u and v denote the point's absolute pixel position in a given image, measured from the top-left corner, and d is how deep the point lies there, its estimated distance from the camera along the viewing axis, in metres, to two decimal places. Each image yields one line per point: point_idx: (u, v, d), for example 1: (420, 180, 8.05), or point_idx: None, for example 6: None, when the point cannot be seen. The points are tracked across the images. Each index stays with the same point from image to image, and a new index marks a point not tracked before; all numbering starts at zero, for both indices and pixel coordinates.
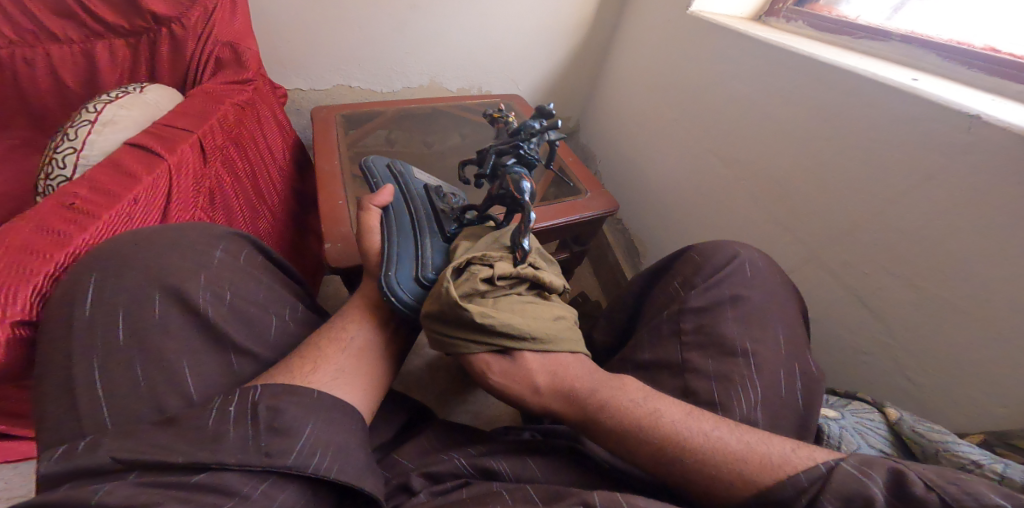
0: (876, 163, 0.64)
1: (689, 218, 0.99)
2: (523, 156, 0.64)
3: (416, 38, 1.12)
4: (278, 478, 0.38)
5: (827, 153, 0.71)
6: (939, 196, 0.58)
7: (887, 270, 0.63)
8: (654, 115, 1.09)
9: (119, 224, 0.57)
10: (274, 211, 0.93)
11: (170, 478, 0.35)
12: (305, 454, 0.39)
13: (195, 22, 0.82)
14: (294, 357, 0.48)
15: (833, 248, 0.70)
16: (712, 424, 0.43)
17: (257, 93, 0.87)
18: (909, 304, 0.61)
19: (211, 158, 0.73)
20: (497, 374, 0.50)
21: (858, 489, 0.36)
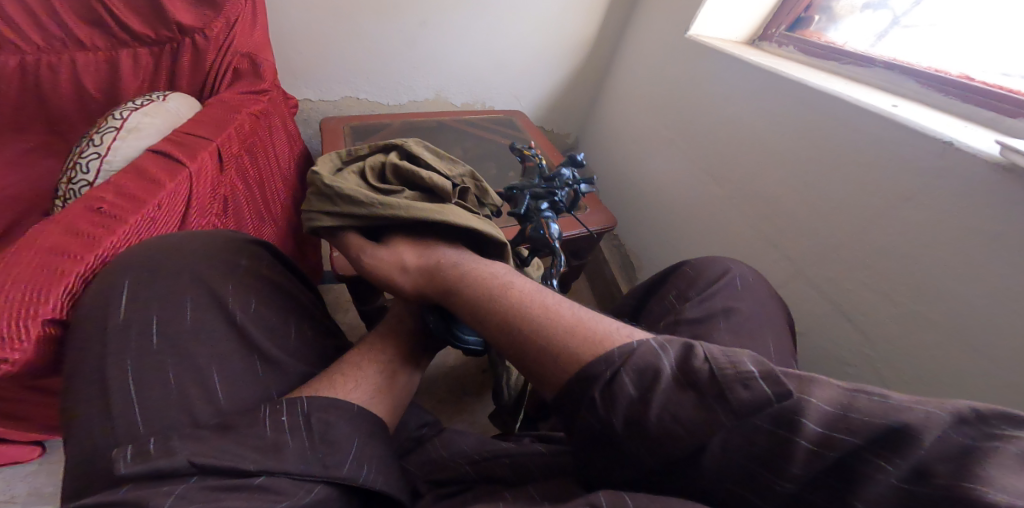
0: (859, 183, 0.68)
1: (682, 233, 1.02)
2: (555, 201, 0.66)
3: (424, 53, 1.16)
4: (330, 485, 0.42)
5: (814, 173, 0.75)
6: (916, 216, 0.61)
7: (868, 285, 0.67)
8: (651, 132, 1.13)
9: (142, 229, 0.59)
10: (279, 219, 0.96)
11: (234, 482, 0.38)
12: (355, 466, 0.43)
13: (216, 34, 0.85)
14: (334, 372, 0.50)
15: (819, 264, 0.74)
16: (629, 327, 0.41)
17: (272, 104, 0.90)
18: (890, 318, 0.64)
19: (227, 167, 0.76)
20: (371, 253, 0.54)
21: (785, 405, 0.31)
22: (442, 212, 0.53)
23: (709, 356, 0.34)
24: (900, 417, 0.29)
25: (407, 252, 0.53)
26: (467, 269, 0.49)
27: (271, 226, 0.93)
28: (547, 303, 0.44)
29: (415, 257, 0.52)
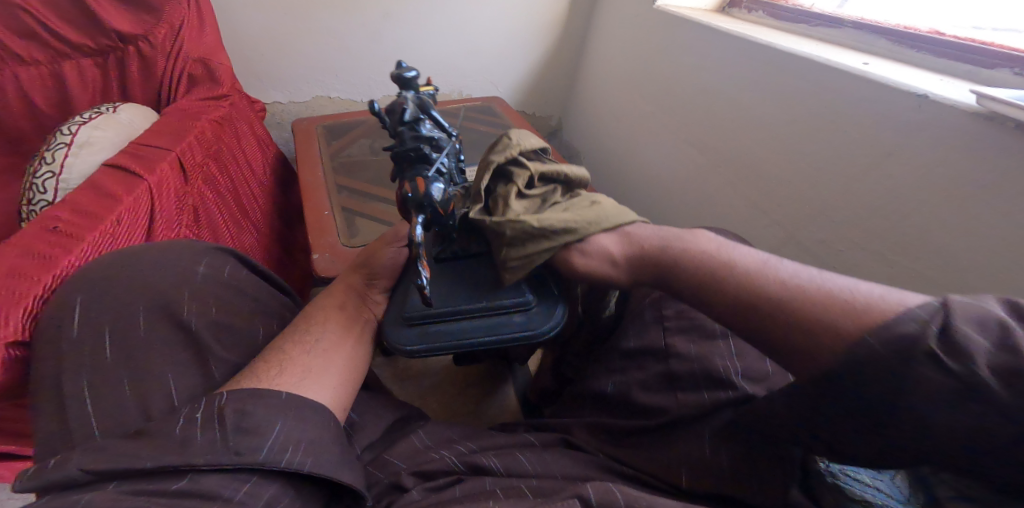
0: (840, 144, 0.66)
1: (670, 209, 1.00)
2: (394, 150, 0.56)
3: (391, 46, 1.13)
4: (256, 477, 0.39)
5: (794, 137, 0.73)
6: (900, 171, 0.59)
7: (859, 247, 0.65)
8: (629, 110, 1.11)
9: (102, 244, 0.58)
10: (259, 223, 0.95)
11: (152, 487, 0.36)
12: (275, 449, 0.40)
13: (163, 40, 0.83)
14: (259, 362, 0.47)
15: (807, 229, 0.72)
16: (799, 273, 0.39)
17: (235, 108, 0.88)
18: (883, 278, 0.63)
19: (192, 175, 0.74)
20: (580, 259, 0.50)
21: (981, 311, 0.30)
22: (619, 213, 0.52)
23: (968, 305, 0.31)
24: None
25: (614, 247, 0.50)
26: (676, 251, 0.45)
27: (253, 231, 0.92)
28: (788, 280, 0.39)
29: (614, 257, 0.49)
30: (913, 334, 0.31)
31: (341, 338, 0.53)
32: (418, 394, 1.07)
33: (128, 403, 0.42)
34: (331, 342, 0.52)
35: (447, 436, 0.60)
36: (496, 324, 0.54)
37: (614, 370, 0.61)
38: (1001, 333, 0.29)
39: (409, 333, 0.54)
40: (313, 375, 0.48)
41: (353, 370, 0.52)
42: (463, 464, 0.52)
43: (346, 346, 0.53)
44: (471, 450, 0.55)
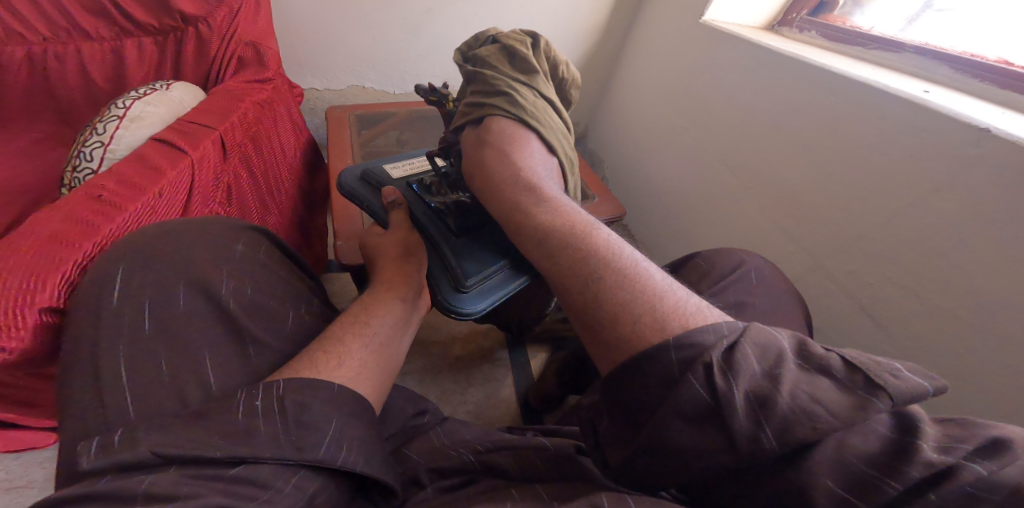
0: (883, 173, 0.65)
1: (694, 224, 1.00)
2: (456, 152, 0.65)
3: (429, 41, 1.14)
4: (308, 471, 0.40)
5: (834, 162, 0.72)
6: (946, 208, 0.58)
7: (891, 280, 0.64)
8: (662, 121, 1.11)
9: (141, 217, 0.59)
10: (285, 207, 0.96)
11: (208, 472, 0.37)
12: (332, 448, 0.41)
13: (218, 22, 0.84)
14: (317, 351, 0.48)
15: (836, 257, 0.71)
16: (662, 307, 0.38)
17: (277, 92, 0.89)
18: (912, 313, 0.62)
19: (231, 155, 0.75)
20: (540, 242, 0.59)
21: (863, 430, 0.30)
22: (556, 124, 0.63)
23: (766, 333, 0.34)
24: (966, 442, 0.29)
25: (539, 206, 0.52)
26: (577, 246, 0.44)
27: (278, 214, 0.93)
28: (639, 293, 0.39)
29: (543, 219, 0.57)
30: (702, 346, 0.34)
31: (394, 333, 0.55)
32: (421, 386, 1.08)
33: (165, 378, 0.43)
34: (385, 337, 0.53)
35: (463, 434, 0.60)
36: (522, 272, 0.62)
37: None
38: (777, 364, 0.33)
39: (473, 296, 0.59)
40: (366, 369, 0.49)
41: (396, 367, 0.53)
42: (478, 463, 0.52)
43: (395, 344, 0.54)
44: (485, 449, 0.55)
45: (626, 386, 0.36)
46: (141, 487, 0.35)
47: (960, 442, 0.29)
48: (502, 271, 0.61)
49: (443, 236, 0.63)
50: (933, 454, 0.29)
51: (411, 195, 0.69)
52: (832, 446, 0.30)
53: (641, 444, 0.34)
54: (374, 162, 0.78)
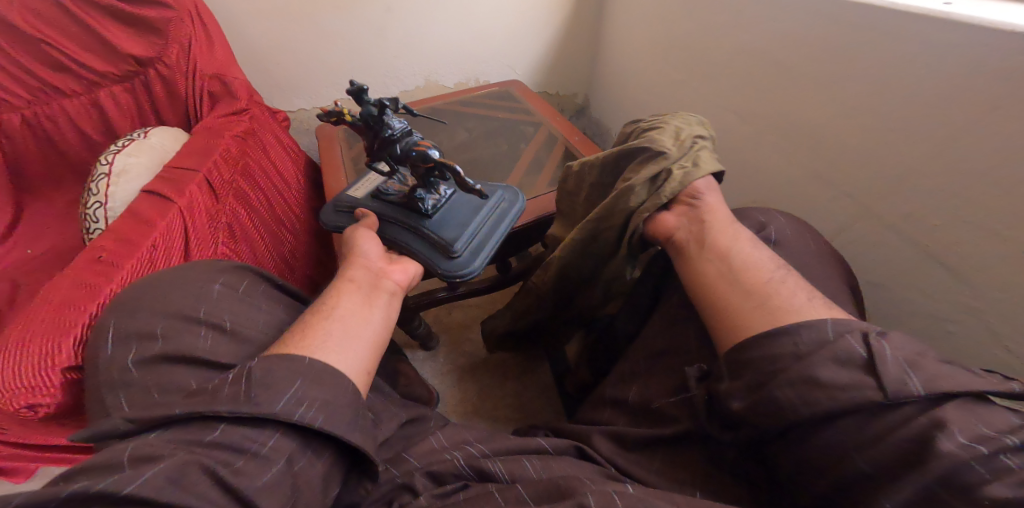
0: (928, 102, 0.63)
1: (734, 181, 0.98)
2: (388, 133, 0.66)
3: (398, 39, 1.11)
4: (282, 433, 0.42)
5: (873, 96, 0.69)
6: (1007, 130, 0.56)
7: (960, 219, 0.63)
8: (670, 81, 1.08)
9: (142, 270, 0.61)
10: (297, 236, 0.95)
11: (166, 452, 0.37)
12: (292, 403, 0.43)
13: (175, 60, 0.86)
14: (287, 335, 0.50)
15: (885, 199, 0.71)
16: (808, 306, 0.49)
17: (256, 120, 0.90)
18: (992, 253, 0.61)
19: (222, 194, 0.76)
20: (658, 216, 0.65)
21: (970, 427, 0.36)
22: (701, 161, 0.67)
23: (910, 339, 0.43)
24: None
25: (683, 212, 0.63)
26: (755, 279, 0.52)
27: (291, 242, 0.93)
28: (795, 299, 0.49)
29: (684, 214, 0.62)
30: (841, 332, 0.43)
31: (360, 306, 0.55)
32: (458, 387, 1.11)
33: None
34: (351, 309, 0.54)
35: (463, 436, 0.60)
36: (502, 197, 0.77)
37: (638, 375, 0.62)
38: (918, 353, 0.41)
39: (468, 256, 0.68)
40: (346, 338, 0.51)
41: (377, 341, 0.54)
42: (471, 468, 0.52)
43: (361, 314, 0.54)
44: (482, 453, 0.55)
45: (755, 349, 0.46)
46: (101, 486, 0.34)
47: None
48: (484, 218, 0.73)
49: (421, 220, 0.70)
50: (984, 447, 0.35)
51: (376, 207, 0.74)
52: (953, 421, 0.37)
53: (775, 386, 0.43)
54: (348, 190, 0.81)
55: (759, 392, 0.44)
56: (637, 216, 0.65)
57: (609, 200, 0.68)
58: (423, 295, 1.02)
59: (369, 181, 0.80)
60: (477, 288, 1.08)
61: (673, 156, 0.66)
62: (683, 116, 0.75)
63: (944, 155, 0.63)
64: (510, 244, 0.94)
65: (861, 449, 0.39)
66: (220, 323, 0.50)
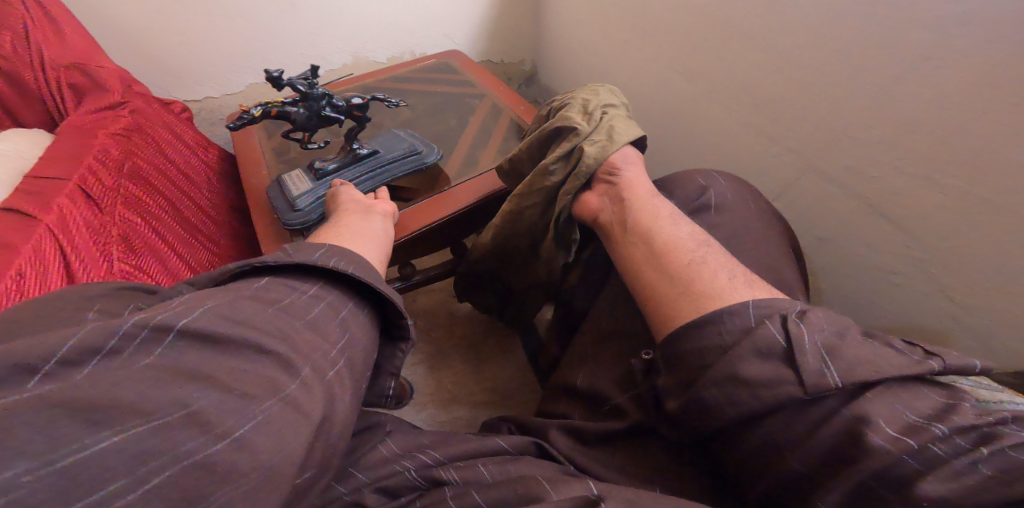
0: (876, 49, 0.59)
1: (683, 147, 0.94)
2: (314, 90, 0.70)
3: (313, 12, 0.99)
4: (321, 285, 0.47)
5: (820, 45, 0.65)
6: (952, 76, 0.54)
7: (902, 171, 0.61)
8: (616, 42, 1.01)
9: (12, 298, 0.50)
10: (218, 241, 0.84)
11: (173, 304, 0.38)
12: (326, 256, 0.49)
13: (13, 49, 0.71)
14: None
15: (833, 156, 0.68)
16: (746, 290, 0.50)
17: (138, 113, 0.78)
18: (936, 206, 0.59)
19: (106, 203, 0.65)
20: (591, 206, 0.67)
21: (894, 415, 0.39)
22: (614, 134, 0.69)
23: (834, 316, 0.47)
24: (961, 418, 0.38)
25: (603, 193, 0.67)
26: (685, 259, 0.54)
27: (213, 246, 0.82)
28: (726, 284, 0.51)
29: (609, 196, 0.66)
30: (771, 312, 0.46)
31: (361, 222, 0.65)
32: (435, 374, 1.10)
33: None
34: (349, 225, 0.64)
35: (417, 442, 0.61)
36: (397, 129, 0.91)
37: (591, 367, 0.65)
38: (841, 332, 0.45)
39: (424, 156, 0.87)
40: (355, 237, 0.61)
41: (383, 240, 0.65)
42: (422, 479, 0.54)
43: (357, 226, 0.64)
44: (435, 460, 0.57)
45: (691, 342, 0.49)
46: (113, 342, 0.33)
47: (958, 417, 0.38)
48: (400, 132, 0.90)
49: (374, 160, 0.82)
50: (911, 439, 0.37)
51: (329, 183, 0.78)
52: (876, 407, 0.39)
53: (704, 381, 0.46)
54: (276, 198, 0.78)
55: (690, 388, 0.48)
56: (562, 194, 0.70)
57: (530, 179, 0.73)
58: None
59: (290, 176, 0.80)
60: (435, 274, 0.99)
61: (586, 132, 0.70)
62: (594, 88, 0.78)
63: (887, 104, 0.60)
64: (458, 230, 0.87)
65: (789, 449, 0.42)
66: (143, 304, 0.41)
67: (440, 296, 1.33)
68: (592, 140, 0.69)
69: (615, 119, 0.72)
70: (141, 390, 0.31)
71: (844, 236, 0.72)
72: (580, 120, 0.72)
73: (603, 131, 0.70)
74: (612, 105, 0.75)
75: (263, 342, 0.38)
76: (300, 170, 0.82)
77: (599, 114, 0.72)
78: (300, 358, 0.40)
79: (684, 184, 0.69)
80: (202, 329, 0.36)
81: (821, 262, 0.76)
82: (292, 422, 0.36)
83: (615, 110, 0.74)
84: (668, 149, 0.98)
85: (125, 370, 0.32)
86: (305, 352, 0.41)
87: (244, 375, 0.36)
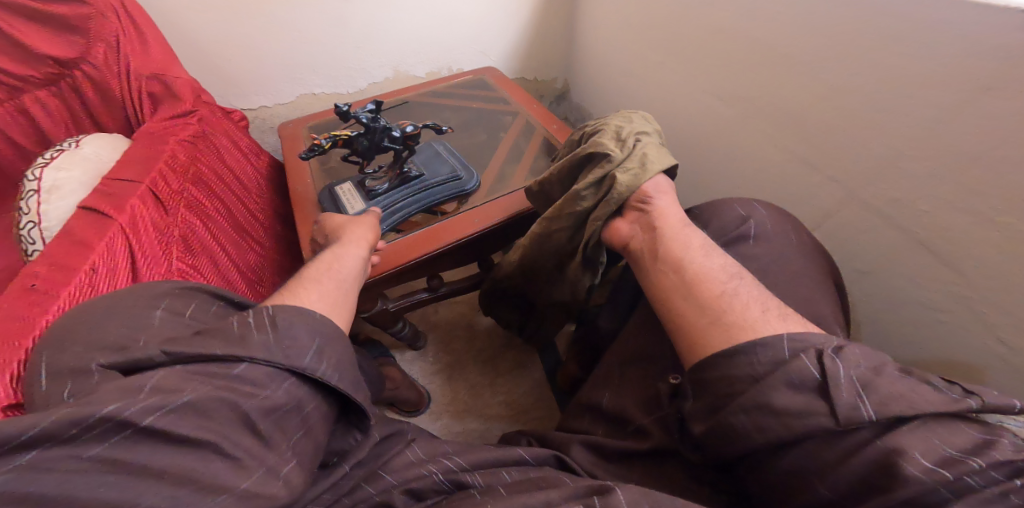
0: (923, 83, 0.60)
1: (720, 170, 0.96)
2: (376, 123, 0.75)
3: (362, 29, 1.04)
4: (295, 382, 0.48)
5: (863, 76, 0.66)
6: (1004, 113, 0.54)
7: (950, 206, 0.62)
8: (653, 64, 1.04)
9: (84, 294, 0.54)
10: (264, 244, 0.89)
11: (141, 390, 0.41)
12: (316, 361, 0.49)
13: (102, 59, 0.78)
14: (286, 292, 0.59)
15: (877, 187, 0.69)
16: (777, 322, 0.51)
17: (205, 122, 0.83)
18: (987, 242, 0.60)
19: (172, 206, 0.70)
20: (623, 233, 0.68)
21: (929, 448, 0.40)
22: (648, 163, 0.70)
23: (869, 351, 0.48)
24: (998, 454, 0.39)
25: (636, 222, 0.68)
26: (716, 290, 0.55)
27: (258, 249, 0.87)
28: (756, 316, 0.52)
29: (642, 225, 0.66)
30: (807, 345, 0.47)
31: (352, 265, 0.66)
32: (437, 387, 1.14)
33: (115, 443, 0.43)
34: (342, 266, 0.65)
35: (440, 449, 0.63)
36: (435, 145, 0.95)
37: (615, 387, 0.66)
38: (877, 368, 0.46)
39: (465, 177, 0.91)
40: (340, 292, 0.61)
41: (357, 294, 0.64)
42: (449, 482, 0.57)
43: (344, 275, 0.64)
44: (458, 467, 0.59)
45: (723, 369, 0.50)
46: (75, 430, 0.37)
47: (994, 453, 0.39)
48: (445, 152, 0.93)
49: (420, 181, 0.86)
50: (946, 471, 0.38)
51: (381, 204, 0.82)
52: (910, 441, 0.40)
53: (736, 407, 0.48)
54: (330, 214, 0.83)
55: (721, 411, 0.49)
56: (593, 220, 0.71)
57: (561, 203, 0.75)
58: (405, 296, 0.96)
59: (342, 192, 0.85)
60: (463, 284, 1.02)
61: (620, 160, 0.71)
62: (626, 117, 0.80)
63: (935, 138, 0.61)
64: (491, 244, 0.89)
65: (821, 476, 0.43)
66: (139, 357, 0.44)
67: (466, 305, 1.36)
68: (625, 168, 0.70)
69: (648, 147, 0.73)
70: (91, 491, 0.36)
71: (884, 268, 0.73)
72: (613, 146, 0.73)
73: (636, 160, 0.71)
74: (645, 133, 0.76)
75: (222, 435, 0.42)
76: (349, 185, 0.87)
77: (632, 142, 0.73)
78: (252, 460, 0.42)
79: (720, 212, 0.70)
80: (164, 428, 0.39)
81: (857, 286, 0.78)
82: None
83: (648, 138, 0.75)
84: (705, 169, 1.00)
85: (77, 463, 0.37)
86: (260, 454, 0.43)
87: (193, 476, 0.39)
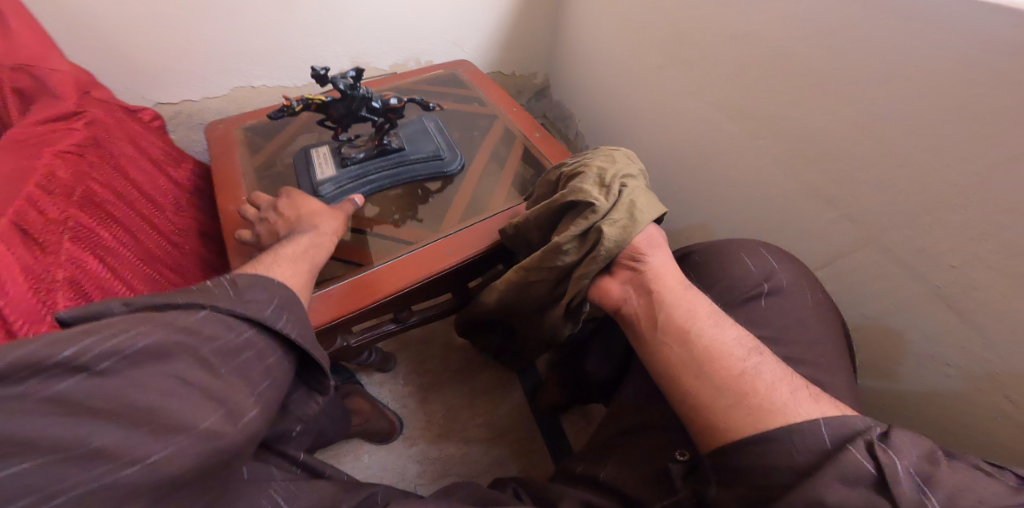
0: (972, 123, 0.53)
1: (716, 191, 0.89)
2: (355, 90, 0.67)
3: (314, 13, 0.89)
4: (260, 331, 0.48)
5: (900, 106, 0.59)
6: None
7: (983, 262, 0.56)
8: (651, 69, 0.94)
9: None
10: (192, 273, 0.73)
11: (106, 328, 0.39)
12: (278, 312, 0.50)
13: None
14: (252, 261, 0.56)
15: (898, 231, 0.63)
16: (815, 406, 0.43)
17: (96, 124, 0.67)
18: (1017, 304, 0.54)
19: (47, 238, 0.54)
20: (615, 296, 0.58)
21: None
22: (638, 213, 0.59)
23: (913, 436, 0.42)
24: None
25: (629, 285, 0.57)
26: (735, 367, 0.47)
27: (182, 279, 0.71)
28: (787, 399, 0.44)
29: (636, 288, 0.56)
30: (855, 432, 0.40)
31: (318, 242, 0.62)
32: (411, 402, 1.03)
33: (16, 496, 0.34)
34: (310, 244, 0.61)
35: None
36: (426, 121, 0.87)
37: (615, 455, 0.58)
38: (929, 458, 0.40)
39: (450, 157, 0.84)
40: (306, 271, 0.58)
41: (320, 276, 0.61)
42: None
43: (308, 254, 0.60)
44: None
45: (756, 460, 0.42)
46: (37, 368, 0.34)
47: None
48: (434, 126, 0.86)
49: (401, 156, 0.79)
50: None
51: (353, 175, 0.76)
52: None
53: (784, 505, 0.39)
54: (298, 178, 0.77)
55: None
56: (578, 279, 0.61)
57: (540, 254, 0.63)
58: (368, 330, 0.84)
59: (314, 156, 0.79)
60: (433, 313, 0.90)
61: (605, 210, 0.58)
62: (607, 155, 0.68)
63: (975, 186, 0.54)
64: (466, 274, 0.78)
65: None
66: (97, 306, 0.42)
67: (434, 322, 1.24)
68: (613, 219, 0.58)
69: (636, 193, 0.62)
70: (52, 431, 0.33)
71: (892, 314, 0.67)
72: (597, 191, 0.61)
73: (624, 210, 0.59)
74: (629, 175, 0.64)
75: (186, 377, 0.40)
76: (325, 150, 0.81)
77: (618, 186, 0.61)
78: (224, 399, 0.42)
79: (733, 259, 0.63)
80: (129, 372, 0.37)
81: (859, 329, 0.73)
82: (198, 458, 0.38)
83: (633, 177, 0.64)
84: (700, 187, 0.92)
85: (32, 403, 0.33)
86: (229, 394, 0.43)
87: (152, 417, 0.37)
